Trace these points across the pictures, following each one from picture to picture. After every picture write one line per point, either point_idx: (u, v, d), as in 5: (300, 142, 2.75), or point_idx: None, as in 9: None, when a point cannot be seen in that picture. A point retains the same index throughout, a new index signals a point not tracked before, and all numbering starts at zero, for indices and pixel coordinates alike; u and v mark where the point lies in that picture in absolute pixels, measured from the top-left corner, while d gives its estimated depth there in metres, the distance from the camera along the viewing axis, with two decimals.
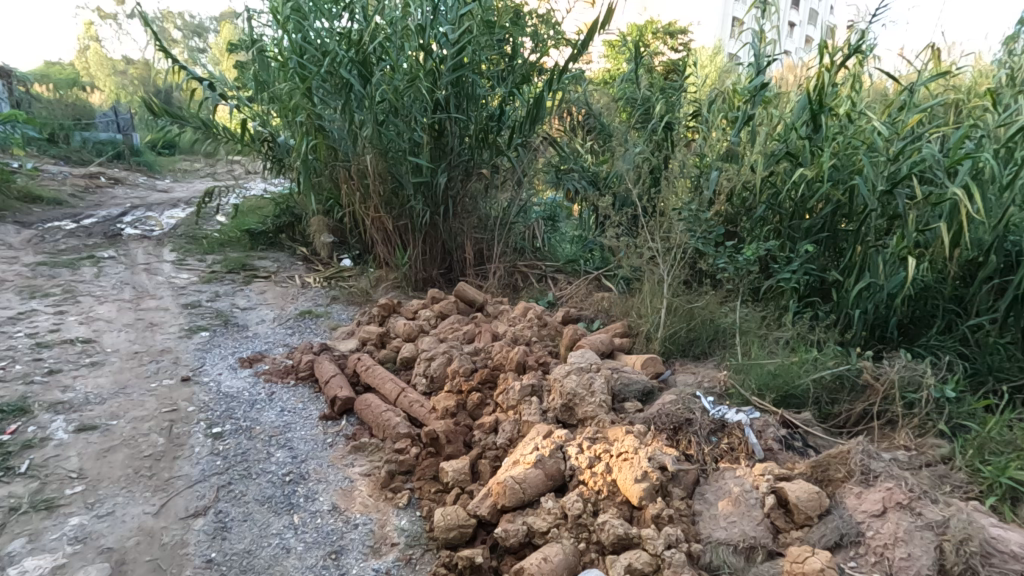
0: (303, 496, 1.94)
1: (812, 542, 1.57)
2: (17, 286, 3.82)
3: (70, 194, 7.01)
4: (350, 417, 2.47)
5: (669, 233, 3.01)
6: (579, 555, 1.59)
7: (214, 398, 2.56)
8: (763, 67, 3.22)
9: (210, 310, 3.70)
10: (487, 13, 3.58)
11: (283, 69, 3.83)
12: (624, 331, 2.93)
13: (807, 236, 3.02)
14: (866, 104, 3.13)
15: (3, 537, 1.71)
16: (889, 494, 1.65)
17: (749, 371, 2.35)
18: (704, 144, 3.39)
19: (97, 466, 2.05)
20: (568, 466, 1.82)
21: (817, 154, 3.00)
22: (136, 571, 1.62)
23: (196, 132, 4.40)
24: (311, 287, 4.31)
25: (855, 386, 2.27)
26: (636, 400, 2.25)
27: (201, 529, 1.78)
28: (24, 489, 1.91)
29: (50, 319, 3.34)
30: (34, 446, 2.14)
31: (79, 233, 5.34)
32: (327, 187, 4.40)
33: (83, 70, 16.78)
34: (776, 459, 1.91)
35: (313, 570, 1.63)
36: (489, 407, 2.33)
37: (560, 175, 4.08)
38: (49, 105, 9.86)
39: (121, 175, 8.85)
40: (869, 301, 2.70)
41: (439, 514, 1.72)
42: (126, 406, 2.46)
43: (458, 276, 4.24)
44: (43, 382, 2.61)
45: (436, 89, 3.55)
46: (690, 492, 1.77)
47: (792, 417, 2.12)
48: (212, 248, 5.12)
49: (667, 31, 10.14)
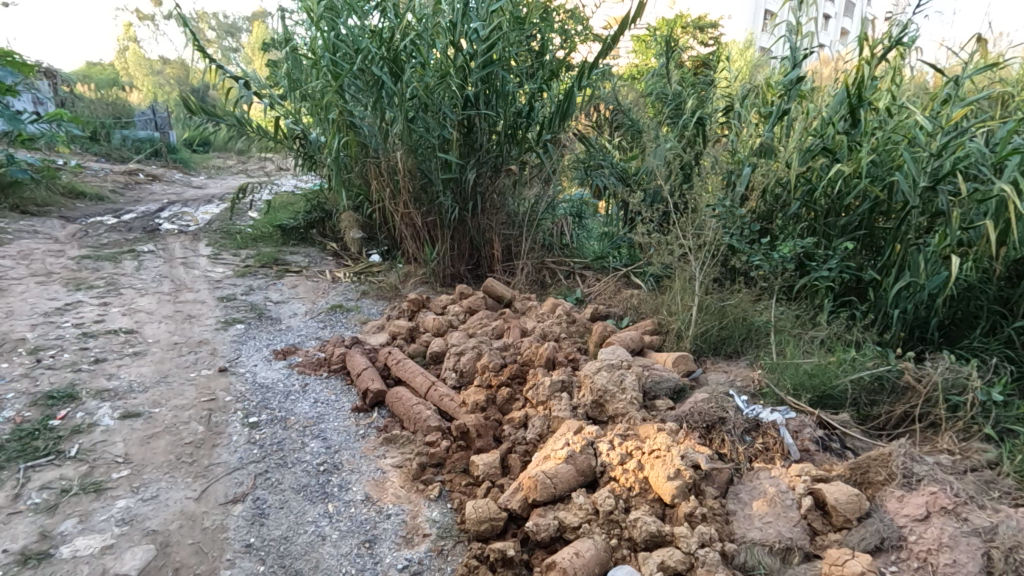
0: (337, 486, 1.98)
1: (852, 545, 1.53)
2: (63, 279, 3.98)
3: (111, 190, 7.27)
4: (381, 409, 2.51)
5: (701, 230, 2.97)
6: (611, 552, 1.57)
7: (250, 389, 2.63)
8: (800, 59, 3.11)
9: (244, 303, 3.79)
10: (516, 9, 3.58)
11: (315, 66, 3.92)
12: (654, 329, 2.90)
13: (844, 234, 2.96)
14: (908, 98, 3.05)
15: (56, 517, 1.79)
16: (932, 497, 1.61)
17: (785, 371, 2.31)
18: (737, 140, 3.46)
19: (141, 452, 2.13)
20: (599, 462, 1.81)
21: (855, 150, 2.95)
22: (179, 553, 1.68)
23: (230, 129, 4.52)
24: (341, 281, 4.38)
25: (895, 387, 2.21)
26: (667, 398, 2.22)
27: (240, 515, 1.83)
28: (74, 472, 1.99)
29: (95, 310, 3.47)
30: (83, 431, 2.23)
31: (120, 227, 5.54)
32: (357, 184, 4.46)
33: (122, 70, 17.46)
34: (813, 460, 1.88)
35: (347, 558, 1.66)
36: (519, 402, 2.33)
37: (589, 171, 4.11)
38: (90, 105, 10.25)
39: (159, 172, 9.15)
40: (909, 301, 2.64)
41: (471, 506, 1.73)
42: (167, 395, 2.54)
43: (485, 271, 4.27)
44: (90, 370, 2.71)
45: (466, 85, 3.59)
46: (724, 491, 1.73)
47: (829, 417, 2.08)
48: (246, 244, 5.24)
49: (697, 25, 9.97)
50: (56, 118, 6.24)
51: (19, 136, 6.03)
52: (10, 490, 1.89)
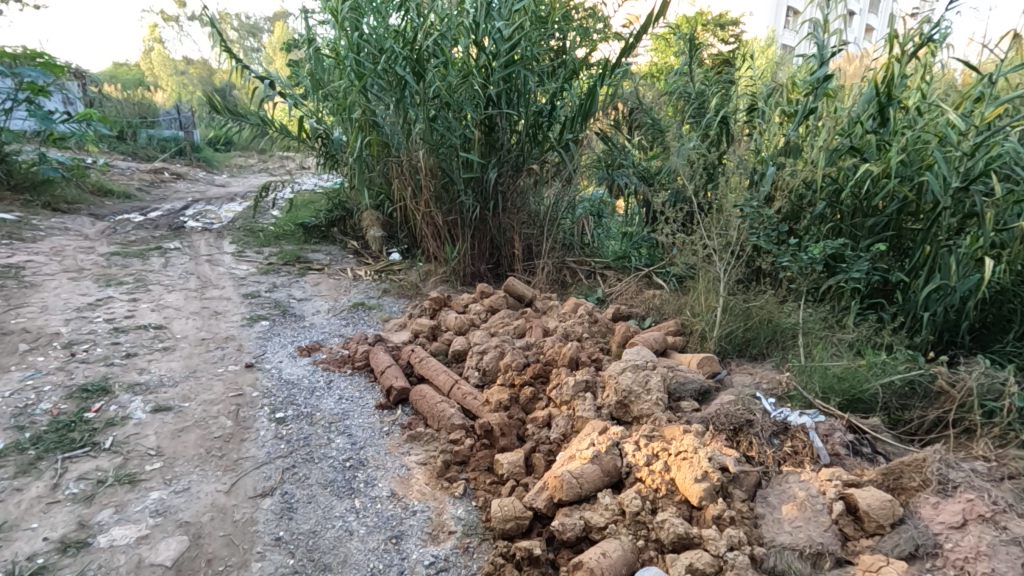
0: (364, 482, 2.01)
1: (885, 552, 1.50)
2: (94, 275, 4.07)
3: (138, 188, 7.43)
4: (405, 407, 2.53)
5: (726, 230, 2.93)
6: (638, 553, 1.57)
7: (276, 384, 2.68)
8: (827, 58, 3.04)
9: (269, 300, 3.85)
10: (538, 8, 3.61)
11: (339, 65, 3.96)
12: (678, 330, 2.87)
13: (871, 235, 2.93)
14: (938, 96, 3.02)
15: (93, 506, 1.83)
16: (970, 505, 1.58)
17: (814, 374, 2.28)
18: (762, 140, 3.42)
19: (173, 445, 2.18)
20: (625, 463, 1.81)
21: (884, 149, 2.91)
22: (211, 545, 1.71)
23: (254, 128, 4.60)
24: (363, 279, 4.43)
25: (928, 393, 2.18)
26: (692, 399, 2.20)
27: (269, 508, 1.87)
28: (109, 463, 2.04)
29: (125, 306, 3.55)
30: (116, 424, 2.28)
31: (147, 225, 5.65)
32: (378, 183, 4.50)
33: (148, 70, 17.87)
34: (843, 465, 1.86)
35: (374, 554, 1.68)
36: (542, 402, 2.34)
37: (610, 172, 4.12)
38: (118, 105, 10.49)
39: (183, 170, 9.32)
40: (940, 303, 2.59)
41: (496, 505, 1.74)
42: (197, 390, 2.59)
43: (506, 271, 4.28)
44: (121, 364, 2.78)
45: (488, 85, 3.59)
46: (752, 494, 1.72)
47: (859, 421, 2.05)
48: (269, 241, 5.32)
49: (718, 22, 9.84)
50: (86, 117, 6.39)
51: (51, 136, 6.18)
52: (49, 480, 1.94)
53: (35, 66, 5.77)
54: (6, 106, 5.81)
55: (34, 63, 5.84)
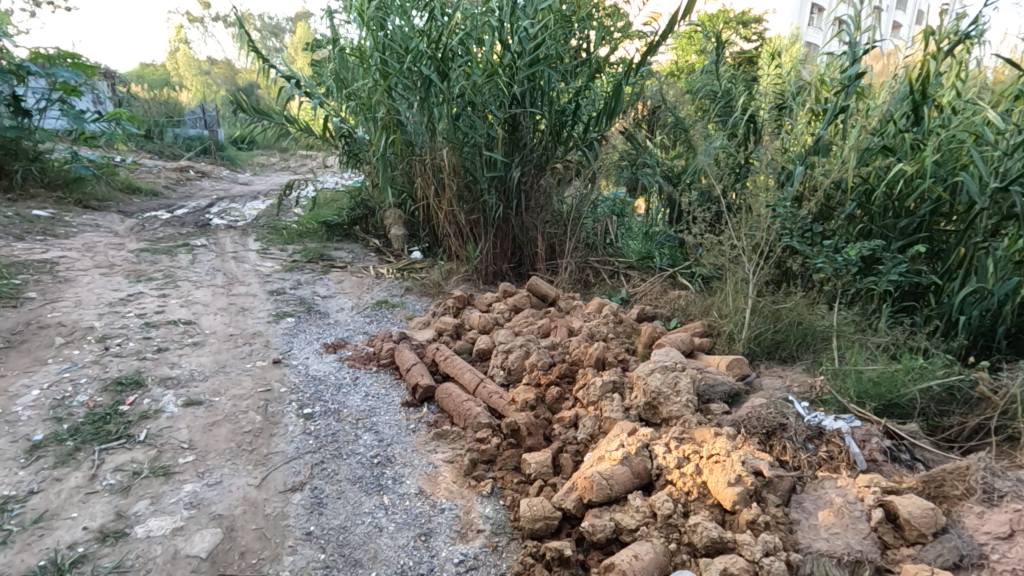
0: (391, 479, 2.02)
1: (928, 561, 1.47)
2: (125, 270, 4.16)
3: (165, 186, 7.58)
4: (430, 405, 2.54)
5: (755, 230, 2.88)
6: (670, 556, 1.55)
7: (303, 380, 2.71)
8: (860, 55, 2.96)
9: (293, 297, 3.90)
10: (563, 7, 3.60)
11: (364, 65, 3.98)
12: (705, 331, 2.85)
13: (904, 236, 2.87)
14: (973, 95, 2.96)
15: (130, 497, 1.87)
16: (1017, 515, 1.54)
17: (847, 377, 2.24)
18: (789, 138, 3.36)
19: (204, 439, 2.22)
20: (655, 465, 1.79)
21: (917, 149, 2.86)
22: (244, 538, 1.74)
23: (279, 127, 4.64)
24: (385, 277, 4.45)
25: (968, 399, 2.13)
26: (722, 402, 2.18)
27: (299, 503, 1.89)
28: (144, 455, 2.09)
29: (155, 301, 3.62)
30: (150, 417, 2.33)
31: (174, 222, 5.76)
32: (401, 181, 4.53)
33: (174, 70, 18.27)
34: (881, 471, 1.82)
35: (404, 550, 1.69)
36: (568, 402, 2.33)
37: (635, 170, 4.10)
38: (146, 104, 10.73)
39: (208, 169, 9.49)
40: (977, 307, 2.55)
41: (526, 504, 1.74)
42: (226, 384, 2.64)
43: (528, 270, 4.27)
44: (153, 358, 2.83)
45: (512, 84, 3.58)
46: (787, 500, 1.68)
47: (897, 427, 2.01)
48: (293, 239, 5.38)
49: (740, 19, 9.76)
50: (116, 117, 6.54)
51: (82, 135, 6.32)
52: (87, 470, 1.98)
53: (68, 67, 5.92)
54: (39, 105, 5.95)
55: (65, 64, 5.99)
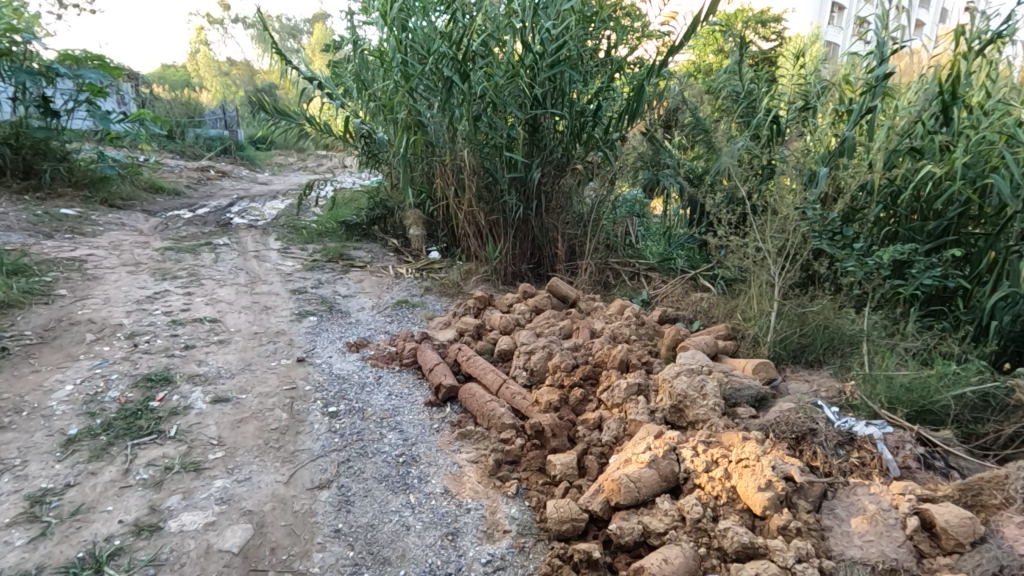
0: (417, 478, 2.03)
1: (966, 571, 1.44)
2: (151, 268, 4.24)
3: (186, 185, 7.71)
4: (453, 405, 2.56)
5: (780, 232, 2.85)
6: (700, 561, 1.54)
7: (327, 379, 2.74)
8: (888, 55, 2.92)
9: (315, 296, 3.93)
10: (585, 8, 3.60)
11: (385, 66, 3.99)
12: (729, 334, 2.83)
13: (932, 239, 2.82)
14: (1004, 95, 2.92)
15: (162, 492, 1.91)
16: None
17: (878, 383, 2.21)
18: (812, 139, 3.33)
19: (233, 435, 2.25)
20: (682, 469, 1.78)
21: (947, 150, 2.82)
22: (274, 534, 1.76)
23: (300, 127, 4.68)
24: (404, 277, 4.48)
25: (1003, 407, 2.10)
26: (749, 406, 2.16)
27: (327, 501, 1.91)
28: (175, 451, 2.12)
29: (181, 299, 3.68)
30: (179, 413, 2.37)
31: (197, 221, 5.85)
32: (421, 181, 4.55)
33: (194, 71, 18.55)
34: (914, 479, 1.80)
35: (431, 550, 1.70)
36: (593, 403, 2.33)
37: (656, 172, 4.08)
38: (167, 105, 10.90)
39: (228, 169, 9.62)
40: (1008, 311, 2.51)
41: (552, 505, 1.74)
42: (252, 382, 2.67)
43: (547, 270, 4.27)
44: (181, 356, 2.88)
45: (534, 86, 3.59)
46: (818, 506, 1.67)
47: (929, 434, 1.98)
48: (312, 238, 5.43)
49: (760, 19, 9.67)
50: (141, 117, 6.66)
51: (107, 135, 6.43)
52: (120, 465, 2.03)
53: (95, 68, 6.03)
54: (67, 105, 6.07)
55: (92, 65, 6.10)
